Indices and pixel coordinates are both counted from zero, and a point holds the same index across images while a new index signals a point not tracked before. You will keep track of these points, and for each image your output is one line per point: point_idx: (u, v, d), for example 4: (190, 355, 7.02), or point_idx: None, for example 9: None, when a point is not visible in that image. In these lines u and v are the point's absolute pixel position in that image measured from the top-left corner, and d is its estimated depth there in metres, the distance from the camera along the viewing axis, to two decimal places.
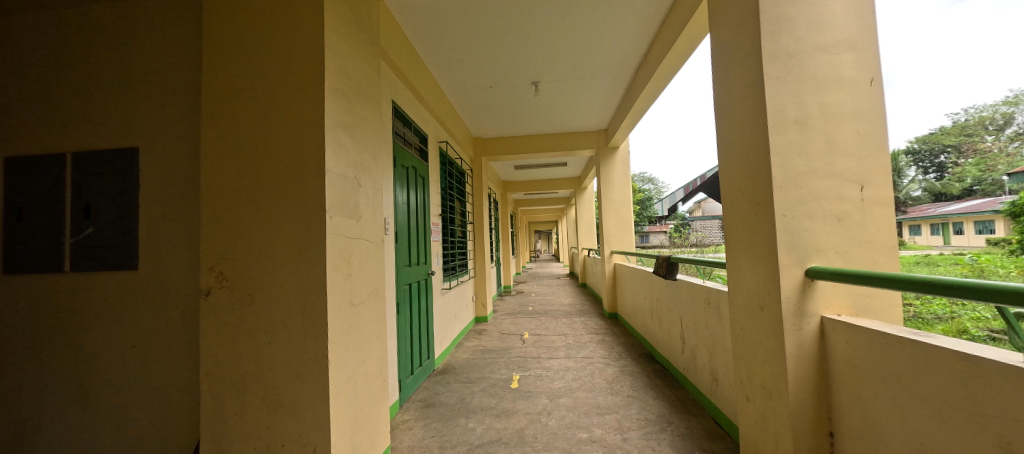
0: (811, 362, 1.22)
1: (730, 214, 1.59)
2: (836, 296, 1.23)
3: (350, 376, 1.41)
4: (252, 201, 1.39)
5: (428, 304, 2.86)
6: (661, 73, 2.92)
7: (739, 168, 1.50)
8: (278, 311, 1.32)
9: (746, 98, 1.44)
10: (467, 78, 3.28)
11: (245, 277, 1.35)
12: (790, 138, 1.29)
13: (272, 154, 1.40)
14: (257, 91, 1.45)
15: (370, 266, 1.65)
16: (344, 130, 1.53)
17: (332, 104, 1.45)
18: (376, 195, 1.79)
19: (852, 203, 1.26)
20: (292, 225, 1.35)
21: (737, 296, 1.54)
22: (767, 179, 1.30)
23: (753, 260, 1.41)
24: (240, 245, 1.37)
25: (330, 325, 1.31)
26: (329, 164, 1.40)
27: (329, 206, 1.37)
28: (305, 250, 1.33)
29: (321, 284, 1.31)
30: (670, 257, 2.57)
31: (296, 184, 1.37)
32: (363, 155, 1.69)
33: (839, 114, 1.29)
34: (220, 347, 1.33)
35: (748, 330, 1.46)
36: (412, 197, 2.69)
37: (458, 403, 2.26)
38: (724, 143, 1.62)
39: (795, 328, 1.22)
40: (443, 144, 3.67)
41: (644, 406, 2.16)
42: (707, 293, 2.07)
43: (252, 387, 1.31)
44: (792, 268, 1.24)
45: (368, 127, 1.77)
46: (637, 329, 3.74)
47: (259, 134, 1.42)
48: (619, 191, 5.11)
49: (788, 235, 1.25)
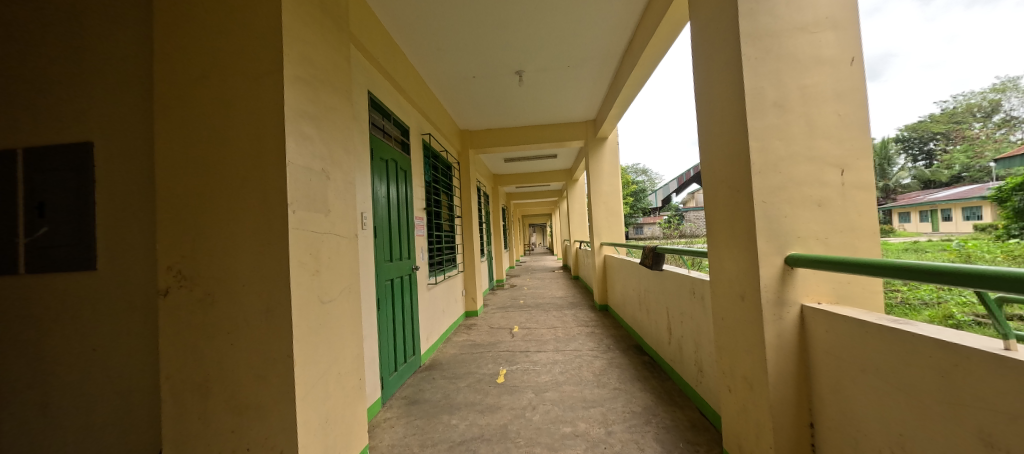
0: (791, 352, 1.18)
1: (711, 201, 1.54)
2: (817, 284, 1.19)
3: (320, 376, 1.36)
4: (211, 195, 1.31)
5: (412, 300, 2.79)
6: (647, 59, 2.86)
7: (718, 153, 1.45)
8: (242, 309, 1.26)
9: (725, 80, 1.38)
10: (450, 68, 3.19)
11: (205, 276, 1.28)
12: (768, 121, 1.24)
13: (231, 145, 1.32)
14: (212, 80, 1.36)
15: (343, 262, 1.58)
16: (308, 119, 1.45)
17: (293, 92, 1.37)
18: (349, 188, 1.72)
19: (832, 188, 1.21)
20: (253, 221, 1.28)
21: (719, 286, 1.50)
22: (746, 165, 1.25)
23: (733, 248, 1.37)
24: (199, 241, 1.30)
25: (296, 324, 1.25)
26: (291, 154, 1.32)
27: (292, 200, 1.30)
28: (267, 246, 1.26)
29: (285, 281, 1.24)
30: (656, 247, 2.54)
31: (257, 177, 1.29)
32: (332, 146, 1.61)
33: (819, 95, 1.24)
34: (181, 349, 1.27)
35: (730, 320, 1.42)
36: (393, 191, 2.62)
37: (443, 399, 2.23)
38: (704, 130, 1.58)
39: (775, 318, 1.19)
40: (426, 136, 3.57)
41: (630, 398, 2.14)
42: (693, 283, 2.04)
43: (215, 390, 1.25)
44: (772, 256, 1.20)
45: (337, 118, 1.68)
46: (626, 320, 3.73)
47: (216, 125, 1.34)
48: (608, 182, 5.07)
49: (767, 221, 1.21)
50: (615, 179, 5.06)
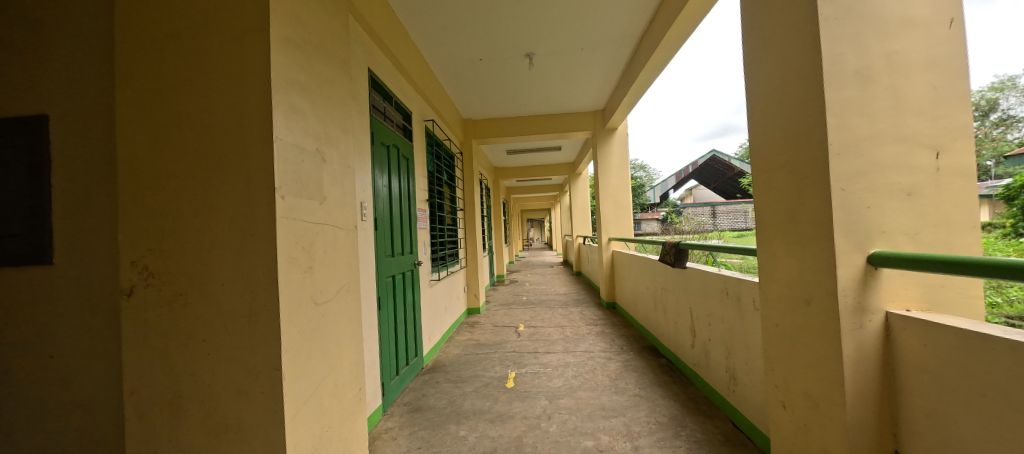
0: (871, 366, 1.01)
1: (762, 191, 1.35)
2: (903, 288, 1.02)
3: (317, 398, 1.10)
4: (168, 172, 0.98)
5: (415, 298, 2.59)
6: (670, 41, 2.64)
7: (776, 135, 1.25)
8: (215, 322, 0.95)
9: (790, 48, 1.18)
10: (455, 48, 2.93)
11: (162, 278, 0.95)
12: (848, 94, 1.04)
13: (202, 109, 1.00)
14: (166, 21, 1.02)
15: (341, 259, 1.30)
16: (300, 93, 1.13)
17: (282, 56, 1.05)
18: (347, 173, 1.40)
19: (924, 174, 1.02)
20: (231, 208, 0.97)
21: (770, 288, 1.32)
22: (822, 145, 1.05)
23: (794, 245, 1.18)
24: (154, 233, 0.96)
25: (284, 341, 0.96)
26: (280, 129, 1.01)
27: (280, 183, 0.99)
28: (247, 240, 0.96)
29: (272, 279, 0.96)
30: (678, 243, 2.37)
31: (235, 153, 0.98)
32: (328, 124, 1.29)
33: (909, 64, 1.04)
34: (143, 362, 0.94)
35: (785, 327, 1.24)
36: (394, 183, 2.38)
37: (449, 406, 2.04)
38: (754, 111, 1.39)
39: (855, 327, 1.01)
40: (429, 123, 3.32)
41: (653, 406, 1.97)
42: (725, 282, 1.87)
43: (182, 410, 0.95)
44: (851, 254, 1.02)
45: (334, 92, 1.36)
46: (638, 320, 3.55)
47: (177, 82, 1.01)
48: (616, 175, 4.88)
49: (846, 213, 1.02)
50: (624, 172, 4.87)
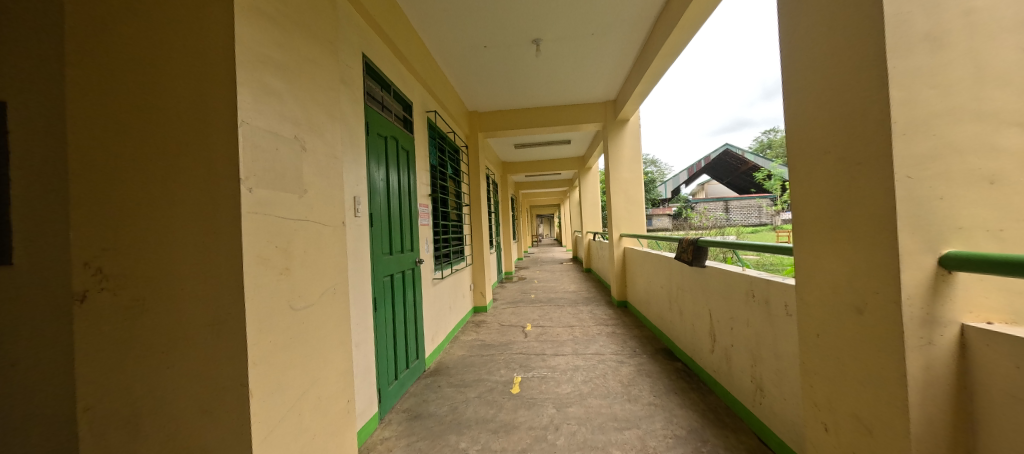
0: (940, 390, 0.84)
1: (801, 181, 1.17)
2: (984, 296, 0.83)
3: (296, 415, 0.99)
4: (120, 162, 0.86)
5: (416, 297, 2.47)
6: (689, 21, 2.43)
7: (822, 114, 1.07)
8: (178, 331, 0.85)
9: (841, 11, 0.99)
10: (457, 34, 2.78)
11: (117, 281, 0.85)
12: (917, 61, 0.86)
13: (157, 90, 0.88)
14: None
15: (326, 259, 1.19)
16: (275, 71, 1.00)
17: (251, 28, 0.91)
18: (333, 165, 1.28)
19: (1012, 157, 0.83)
20: (193, 202, 0.86)
21: (811, 292, 1.14)
22: (882, 125, 0.87)
23: (843, 243, 1.00)
24: (103, 231, 0.84)
25: (252, 353, 0.85)
26: (247, 110, 0.88)
27: (246, 172, 0.87)
28: (211, 238, 0.85)
29: (237, 283, 0.84)
30: (697, 240, 2.19)
31: (197, 140, 0.86)
32: (310, 108, 1.16)
33: (994, 24, 0.85)
34: (96, 378, 0.84)
35: (830, 338, 1.06)
36: (393, 177, 2.26)
37: (450, 414, 1.92)
38: (792, 89, 1.20)
39: (922, 343, 0.84)
40: (431, 114, 3.19)
41: (670, 417, 1.82)
42: (751, 284, 1.69)
43: (142, 431, 0.84)
44: (917, 255, 0.84)
45: (318, 74, 1.22)
46: (651, 320, 3.38)
47: (125, 56, 0.87)
48: (628, 169, 4.68)
49: (913, 205, 0.84)
50: (637, 165, 4.66)
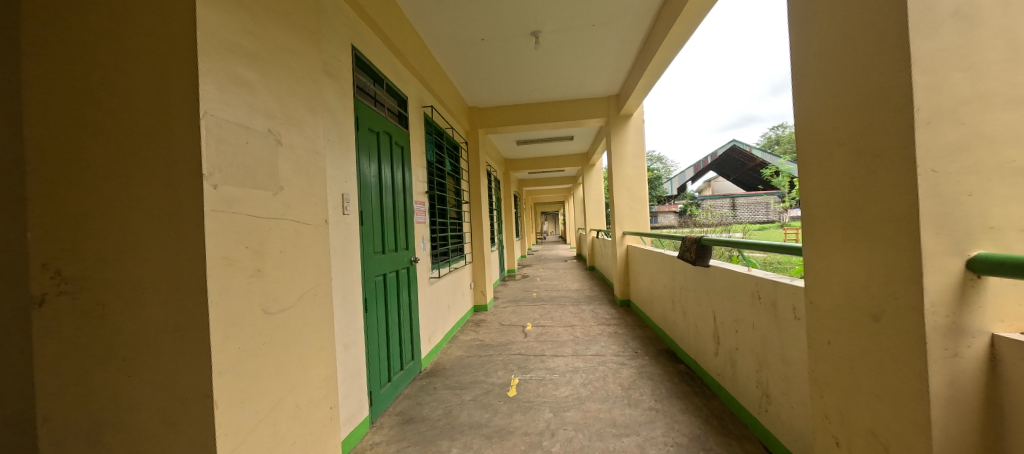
0: (964, 406, 0.76)
1: (811, 175, 1.09)
2: (1017, 304, 0.75)
3: (271, 424, 0.95)
4: (79, 159, 0.81)
5: (412, 297, 2.43)
6: (694, 8, 2.32)
7: (834, 102, 0.98)
8: (142, 336, 0.81)
9: None
10: (453, 27, 2.71)
11: (76, 285, 0.80)
12: (944, 40, 0.77)
13: (117, 82, 0.83)
14: None
15: (305, 260, 1.14)
16: (245, 61, 0.94)
17: (215, 14, 0.85)
18: (314, 161, 1.23)
19: None
20: (156, 201, 0.82)
21: (821, 295, 1.06)
22: (901, 113, 0.79)
23: (856, 244, 0.92)
24: (62, 232, 0.80)
25: (216, 361, 0.81)
26: (211, 102, 0.83)
27: (210, 169, 0.82)
28: (175, 239, 0.81)
29: (201, 287, 0.80)
30: (700, 238, 2.11)
31: (159, 136, 0.82)
32: (287, 101, 1.10)
33: None
34: (57, 385, 0.80)
35: (840, 346, 0.99)
36: (386, 174, 2.20)
37: (443, 418, 1.88)
38: (802, 76, 1.11)
39: (944, 354, 0.75)
40: (428, 109, 3.13)
41: (671, 423, 1.75)
42: (757, 285, 1.61)
43: (107, 440, 0.81)
44: (941, 257, 0.76)
45: (297, 65, 1.17)
46: (654, 320, 3.30)
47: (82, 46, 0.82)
48: (632, 165, 4.57)
49: (936, 202, 0.76)
50: (641, 161, 4.55)
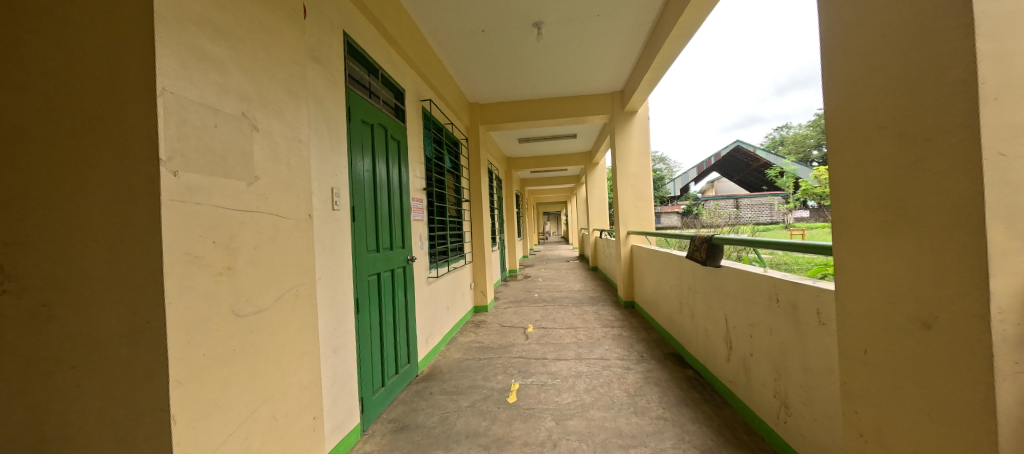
0: None
1: (843, 166, 0.97)
2: None
3: (241, 439, 0.86)
4: (22, 141, 0.72)
5: (408, 297, 2.34)
6: None
7: (872, 82, 0.87)
8: (93, 341, 0.72)
9: None
10: (452, 17, 2.62)
11: (19, 283, 0.71)
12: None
13: (66, 54, 0.73)
14: None
15: (284, 258, 1.04)
16: (213, 35, 0.84)
17: None
18: (295, 151, 1.13)
19: None
20: (108, 189, 0.72)
21: (854, 299, 0.95)
22: (962, 88, 0.68)
23: (899, 241, 0.81)
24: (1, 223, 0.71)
25: (174, 371, 0.71)
26: (170, 78, 0.73)
27: (168, 154, 0.72)
28: (128, 232, 0.72)
29: (155, 287, 0.70)
30: (710, 237, 1.99)
31: (112, 115, 0.72)
32: (263, 83, 1.01)
33: None
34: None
35: (879, 356, 0.87)
36: (381, 169, 2.11)
37: (439, 426, 1.78)
38: (832, 55, 1.00)
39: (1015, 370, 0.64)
40: (426, 103, 3.04)
41: (681, 434, 1.64)
42: (774, 287, 1.50)
43: None
44: (1012, 257, 0.64)
45: (277, 45, 1.07)
46: (660, 322, 3.19)
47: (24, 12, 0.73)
48: (636, 163, 4.45)
49: (1006, 191, 0.65)
50: (646, 159, 4.44)
